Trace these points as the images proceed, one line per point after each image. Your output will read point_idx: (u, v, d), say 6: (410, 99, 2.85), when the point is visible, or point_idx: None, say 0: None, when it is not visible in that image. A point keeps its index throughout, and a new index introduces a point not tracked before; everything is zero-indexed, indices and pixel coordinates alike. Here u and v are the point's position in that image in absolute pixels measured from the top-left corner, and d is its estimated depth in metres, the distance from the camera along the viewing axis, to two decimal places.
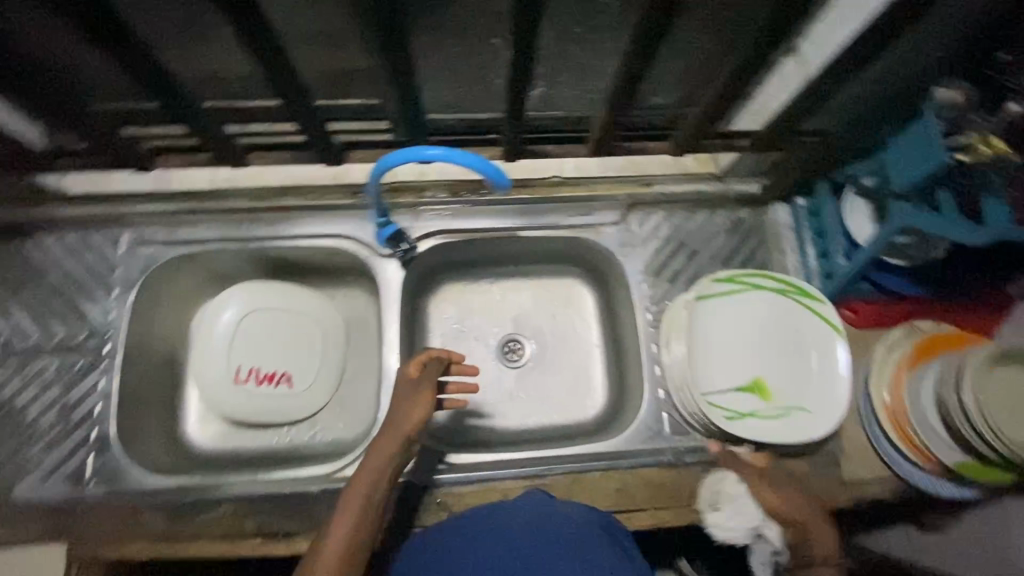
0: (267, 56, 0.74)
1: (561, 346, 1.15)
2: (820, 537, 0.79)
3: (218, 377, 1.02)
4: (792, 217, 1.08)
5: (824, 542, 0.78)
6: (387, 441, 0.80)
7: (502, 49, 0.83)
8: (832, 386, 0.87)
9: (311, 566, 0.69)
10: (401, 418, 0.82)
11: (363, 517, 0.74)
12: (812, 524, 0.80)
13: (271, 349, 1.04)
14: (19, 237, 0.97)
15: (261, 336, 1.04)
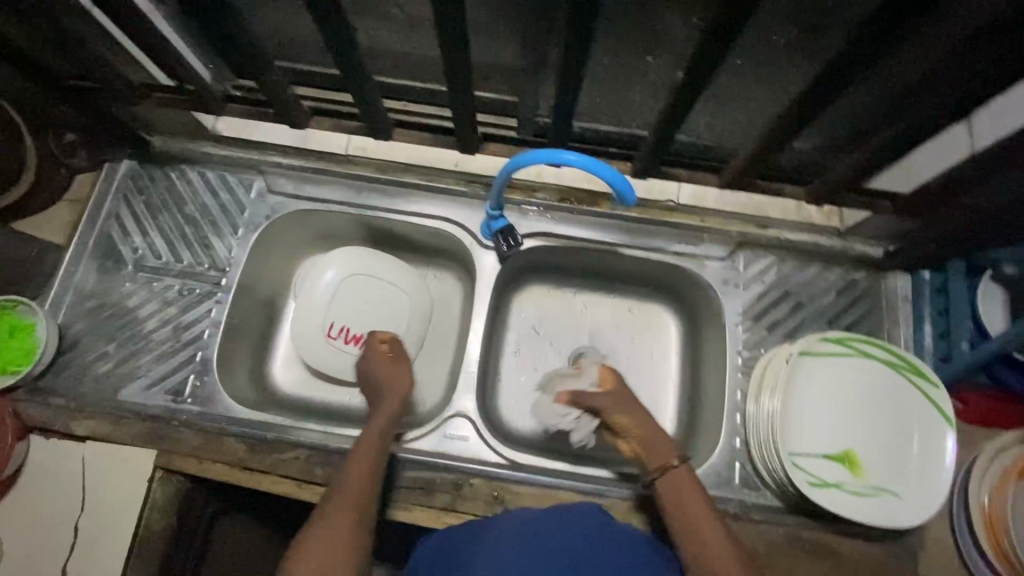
0: (448, 47, 0.76)
1: (636, 371, 1.11)
2: (657, 449, 0.84)
3: (313, 328, 1.07)
4: (912, 289, 1.00)
5: (656, 453, 0.83)
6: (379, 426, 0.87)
7: (653, 68, 0.84)
8: (931, 475, 0.82)
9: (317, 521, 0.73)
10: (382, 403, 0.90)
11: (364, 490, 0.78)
12: (647, 436, 0.85)
13: (362, 313, 1.09)
14: (169, 165, 1.06)
15: (358, 298, 1.09)
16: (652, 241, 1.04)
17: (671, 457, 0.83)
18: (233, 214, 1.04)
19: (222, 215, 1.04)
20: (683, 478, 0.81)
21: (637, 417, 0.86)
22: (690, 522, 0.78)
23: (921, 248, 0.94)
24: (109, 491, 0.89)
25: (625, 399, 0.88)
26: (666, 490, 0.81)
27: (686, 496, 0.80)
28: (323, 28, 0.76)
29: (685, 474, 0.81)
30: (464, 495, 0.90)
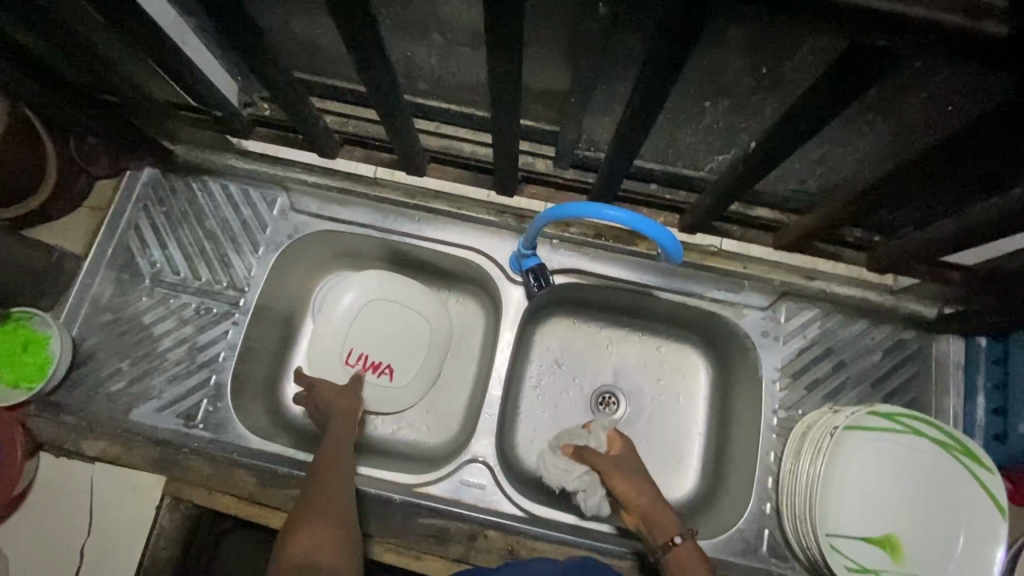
0: (493, 81, 0.71)
1: (661, 415, 1.06)
2: (658, 521, 0.77)
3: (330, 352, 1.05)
4: (965, 355, 0.95)
5: (658, 527, 0.77)
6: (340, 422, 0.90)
7: (710, 112, 0.77)
8: (980, 569, 0.76)
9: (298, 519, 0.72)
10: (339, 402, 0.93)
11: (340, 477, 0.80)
12: (650, 508, 0.78)
13: (382, 336, 1.06)
14: (192, 177, 1.02)
15: (377, 321, 1.06)
16: (689, 286, 0.98)
17: (674, 532, 0.75)
18: (254, 232, 1.01)
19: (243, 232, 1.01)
20: (688, 556, 0.73)
21: (642, 486, 0.80)
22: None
23: (981, 316, 0.87)
24: (118, 517, 0.87)
25: (626, 468, 0.82)
26: (670, 569, 0.74)
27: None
28: (359, 57, 0.71)
29: (690, 550, 0.74)
30: (478, 547, 0.87)
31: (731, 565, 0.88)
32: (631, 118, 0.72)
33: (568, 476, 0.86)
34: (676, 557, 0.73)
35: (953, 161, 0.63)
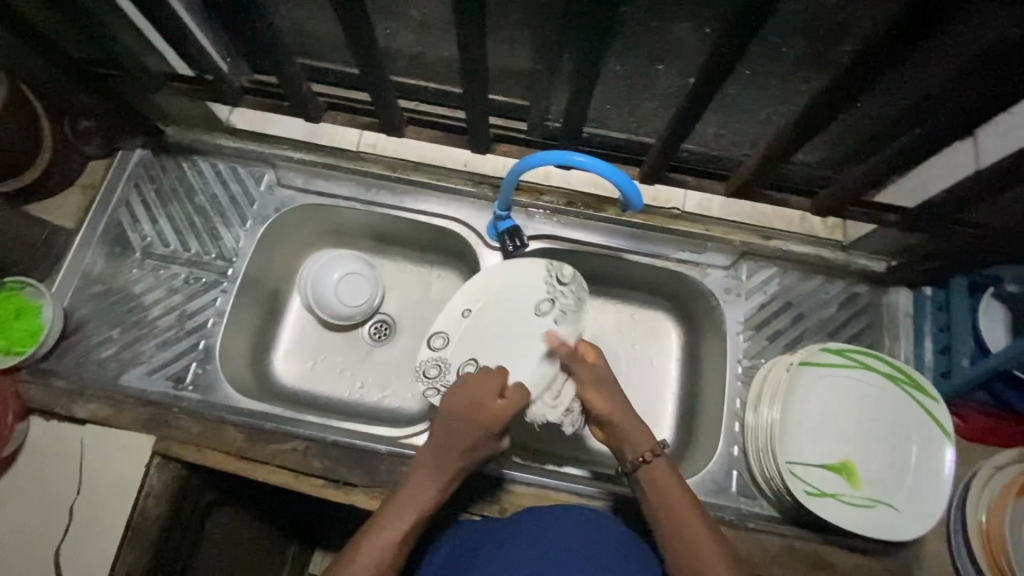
0: (468, 52, 0.78)
1: (634, 376, 1.10)
2: (634, 440, 0.80)
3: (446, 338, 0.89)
4: (914, 306, 1.00)
5: (637, 445, 0.80)
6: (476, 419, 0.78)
7: (664, 76, 0.85)
8: (928, 490, 0.83)
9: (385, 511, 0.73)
10: (483, 397, 0.79)
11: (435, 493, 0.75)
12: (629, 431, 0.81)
13: (498, 335, 0.92)
14: (182, 156, 1.07)
15: (500, 311, 0.93)
16: (657, 247, 1.03)
17: (647, 449, 0.79)
18: (549, 267, 0.93)
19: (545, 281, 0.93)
20: (663, 472, 0.78)
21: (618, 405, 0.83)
22: (675, 515, 0.73)
23: (922, 262, 0.94)
24: (106, 475, 0.89)
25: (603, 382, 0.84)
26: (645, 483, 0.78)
27: (668, 487, 0.76)
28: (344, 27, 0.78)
29: (663, 465, 0.78)
30: (460, 494, 0.90)
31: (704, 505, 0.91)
32: (590, 76, 0.79)
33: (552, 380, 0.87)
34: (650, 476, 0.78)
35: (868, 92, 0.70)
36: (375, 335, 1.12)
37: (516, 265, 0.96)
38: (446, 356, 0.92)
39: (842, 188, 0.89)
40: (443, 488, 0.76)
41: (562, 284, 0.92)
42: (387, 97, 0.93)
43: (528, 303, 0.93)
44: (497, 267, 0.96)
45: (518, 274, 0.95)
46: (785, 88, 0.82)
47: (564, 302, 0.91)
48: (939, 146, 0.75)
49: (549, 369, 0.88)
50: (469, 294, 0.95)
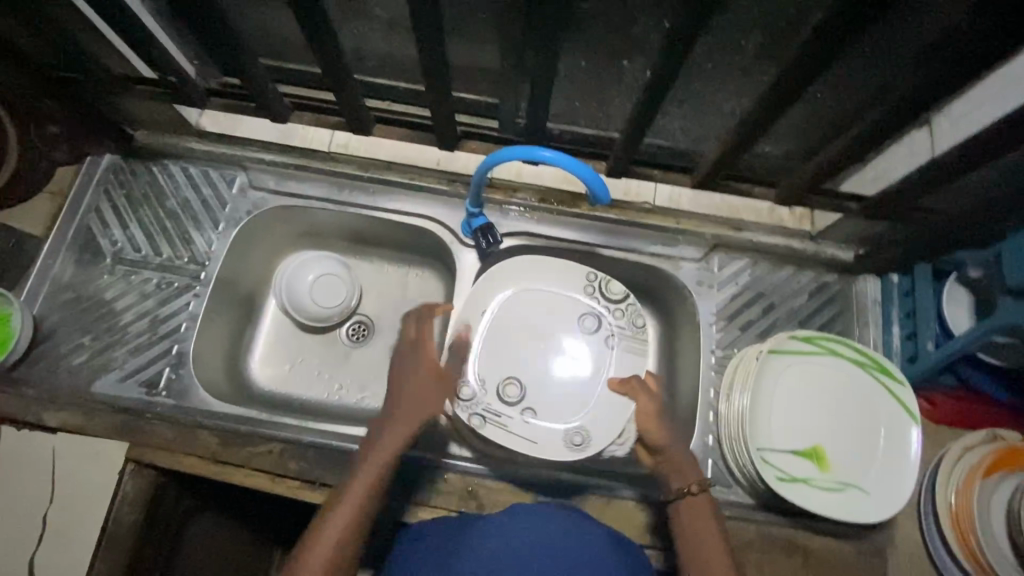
0: (431, 50, 0.78)
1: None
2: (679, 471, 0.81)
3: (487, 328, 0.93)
4: (882, 293, 1.02)
5: (682, 475, 0.81)
6: (413, 385, 0.81)
7: (628, 71, 0.86)
8: (896, 472, 0.85)
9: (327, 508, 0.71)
10: (423, 367, 0.84)
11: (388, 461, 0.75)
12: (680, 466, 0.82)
13: (536, 347, 0.93)
14: (152, 161, 1.06)
15: (535, 319, 0.94)
16: (630, 242, 1.04)
17: (694, 481, 0.79)
18: (590, 277, 0.96)
19: (586, 292, 0.95)
20: (699, 503, 0.78)
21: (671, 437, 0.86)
22: (703, 545, 0.74)
23: (887, 250, 0.96)
24: (78, 484, 0.88)
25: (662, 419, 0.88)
26: (680, 519, 0.78)
27: (699, 519, 0.77)
28: (306, 27, 0.78)
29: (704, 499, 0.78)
30: (438, 491, 0.91)
31: None
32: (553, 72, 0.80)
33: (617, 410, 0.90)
34: (689, 506, 0.78)
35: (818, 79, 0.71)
36: (353, 337, 1.11)
37: (538, 264, 0.96)
38: (482, 373, 0.91)
39: (801, 178, 0.91)
40: (388, 470, 0.75)
41: (608, 300, 0.95)
42: (355, 98, 0.93)
43: (568, 313, 0.95)
44: (519, 264, 0.96)
45: (548, 276, 0.96)
46: (746, 81, 0.84)
47: (612, 320, 0.94)
48: (892, 131, 0.77)
49: (598, 385, 0.92)
50: (492, 297, 0.94)
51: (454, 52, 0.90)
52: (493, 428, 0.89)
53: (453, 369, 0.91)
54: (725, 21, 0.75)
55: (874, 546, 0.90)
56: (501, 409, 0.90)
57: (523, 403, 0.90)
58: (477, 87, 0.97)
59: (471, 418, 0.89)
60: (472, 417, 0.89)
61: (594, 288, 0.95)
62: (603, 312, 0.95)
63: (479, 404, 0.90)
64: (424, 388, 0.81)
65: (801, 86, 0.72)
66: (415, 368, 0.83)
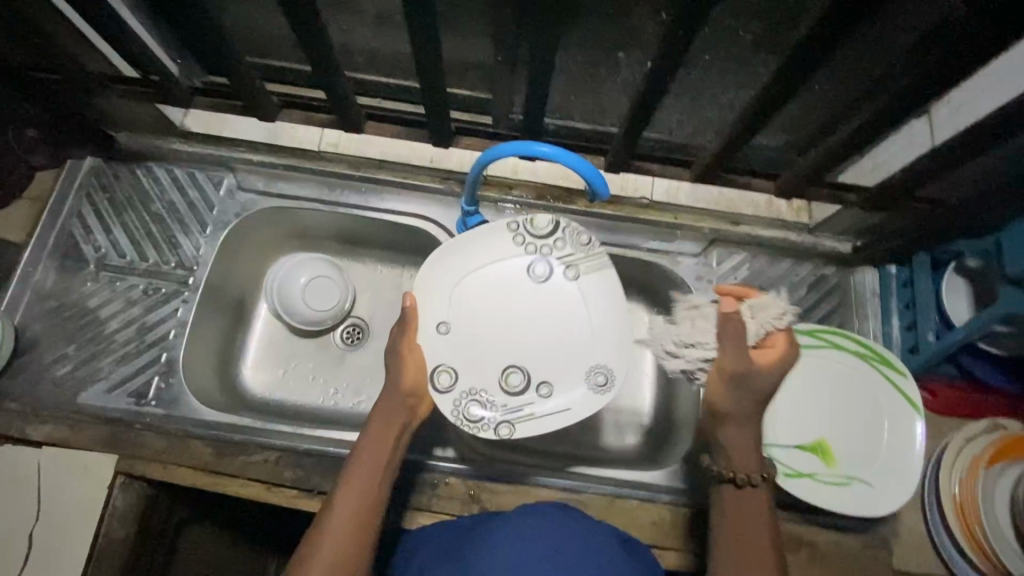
0: (424, 45, 0.76)
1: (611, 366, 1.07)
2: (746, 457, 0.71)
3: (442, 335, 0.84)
4: (880, 284, 1.02)
5: (743, 463, 0.70)
6: (386, 408, 0.77)
7: (624, 64, 0.85)
8: (901, 464, 0.84)
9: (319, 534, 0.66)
10: (394, 386, 0.78)
11: (370, 486, 0.70)
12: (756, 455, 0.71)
13: (502, 321, 0.86)
14: (135, 163, 1.03)
15: (488, 298, 0.87)
16: (628, 238, 1.01)
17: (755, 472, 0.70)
18: (514, 224, 0.87)
19: (519, 244, 0.87)
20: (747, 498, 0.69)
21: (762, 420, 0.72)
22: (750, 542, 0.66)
23: (886, 241, 0.95)
24: (66, 500, 0.85)
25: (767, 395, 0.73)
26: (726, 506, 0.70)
27: (747, 512, 0.68)
28: (294, 23, 0.75)
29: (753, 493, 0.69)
30: (440, 495, 0.89)
31: (684, 492, 0.91)
32: (549, 65, 0.78)
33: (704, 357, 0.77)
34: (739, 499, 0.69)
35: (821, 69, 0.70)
36: (347, 340, 1.09)
37: (470, 248, 0.87)
38: (474, 383, 0.84)
39: (800, 171, 0.90)
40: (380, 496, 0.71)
41: (543, 236, 0.87)
42: (345, 96, 0.91)
43: (515, 272, 0.87)
44: (447, 260, 0.87)
45: (485, 249, 0.87)
46: (745, 73, 0.83)
47: (559, 256, 0.87)
48: (893, 121, 0.76)
49: (575, 325, 0.87)
50: (437, 307, 0.86)
51: (446, 47, 0.88)
52: (522, 425, 0.83)
53: (442, 400, 0.83)
54: (723, 11, 0.74)
55: (877, 538, 0.90)
56: (513, 402, 0.84)
57: (531, 383, 0.85)
58: (470, 83, 0.95)
59: (498, 429, 0.83)
60: (498, 427, 0.83)
61: (525, 233, 0.87)
62: (544, 253, 0.87)
63: (495, 412, 0.83)
64: (398, 409, 0.77)
65: (803, 77, 0.71)
66: (386, 389, 0.79)
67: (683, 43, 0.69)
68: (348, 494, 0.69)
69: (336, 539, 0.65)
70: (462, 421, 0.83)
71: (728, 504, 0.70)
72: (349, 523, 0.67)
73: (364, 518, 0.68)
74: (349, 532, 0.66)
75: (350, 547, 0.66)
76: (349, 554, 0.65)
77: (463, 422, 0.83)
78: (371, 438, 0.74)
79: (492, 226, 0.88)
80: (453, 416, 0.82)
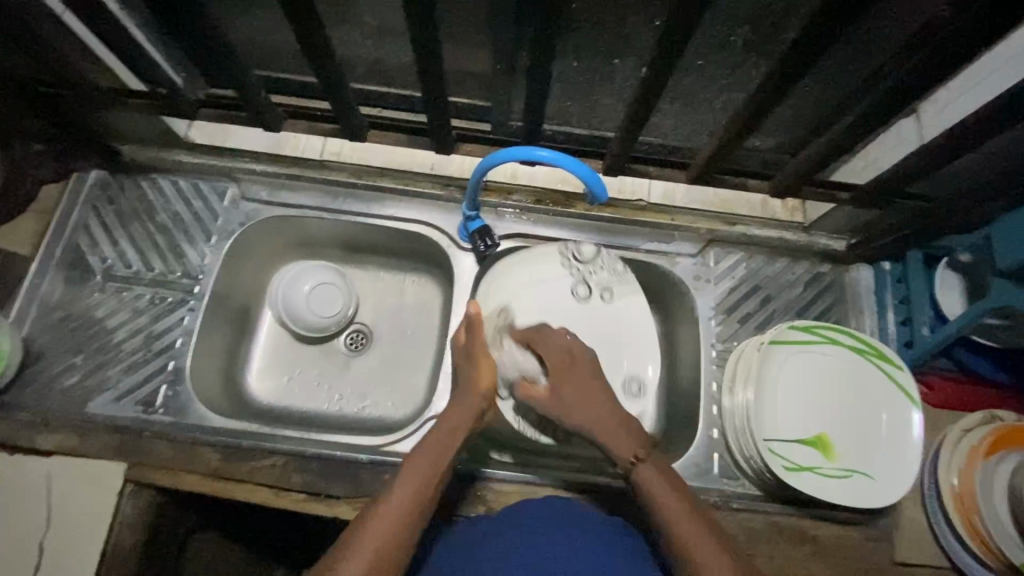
0: (425, 55, 0.78)
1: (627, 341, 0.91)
2: (619, 438, 0.75)
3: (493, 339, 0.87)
4: (875, 280, 1.03)
5: (621, 446, 0.74)
6: (457, 408, 0.80)
7: (619, 70, 0.87)
8: (900, 456, 0.87)
9: (359, 532, 0.66)
10: (466, 394, 0.81)
11: (428, 481, 0.71)
12: (600, 426, 0.76)
13: (554, 337, 0.89)
14: (140, 175, 1.04)
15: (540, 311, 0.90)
16: (627, 240, 1.03)
17: (640, 449, 0.74)
18: (564, 247, 0.92)
19: (564, 264, 0.92)
20: (651, 475, 0.73)
21: (583, 392, 0.77)
22: (669, 526, 0.69)
23: (879, 238, 0.97)
24: (75, 509, 0.85)
25: (573, 369, 0.79)
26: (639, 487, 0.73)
27: (660, 493, 0.71)
28: (299, 37, 0.78)
29: (652, 469, 0.73)
30: (447, 498, 0.89)
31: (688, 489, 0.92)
32: (545, 74, 0.80)
33: (524, 364, 0.83)
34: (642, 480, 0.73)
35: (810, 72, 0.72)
36: (352, 346, 1.10)
37: (515, 269, 0.92)
38: None
39: (794, 170, 0.92)
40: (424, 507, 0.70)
41: (587, 260, 0.92)
42: (348, 106, 0.93)
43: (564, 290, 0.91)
44: (501, 276, 0.92)
45: (528, 271, 0.92)
46: (738, 76, 0.86)
47: (598, 277, 0.92)
48: (884, 120, 0.78)
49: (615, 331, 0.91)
50: (492, 313, 0.90)
51: (445, 57, 0.90)
52: (578, 432, 0.88)
53: (506, 408, 0.86)
54: (715, 18, 0.77)
55: (879, 531, 0.91)
56: None
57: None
58: (468, 91, 0.97)
59: (555, 436, 0.87)
60: (555, 434, 0.88)
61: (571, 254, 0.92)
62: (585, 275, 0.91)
63: (550, 425, 0.88)
64: (471, 412, 0.79)
65: (793, 80, 0.73)
66: (459, 392, 0.82)
67: (676, 47, 0.71)
68: (405, 485, 0.70)
69: (385, 526, 0.66)
70: (522, 429, 0.87)
71: (639, 486, 0.73)
72: (389, 527, 0.66)
73: (416, 510, 0.68)
74: (393, 535, 0.66)
75: (398, 538, 0.66)
76: (384, 560, 0.64)
77: (524, 429, 0.87)
78: (440, 434, 0.76)
79: (537, 248, 0.93)
80: (515, 424, 0.87)
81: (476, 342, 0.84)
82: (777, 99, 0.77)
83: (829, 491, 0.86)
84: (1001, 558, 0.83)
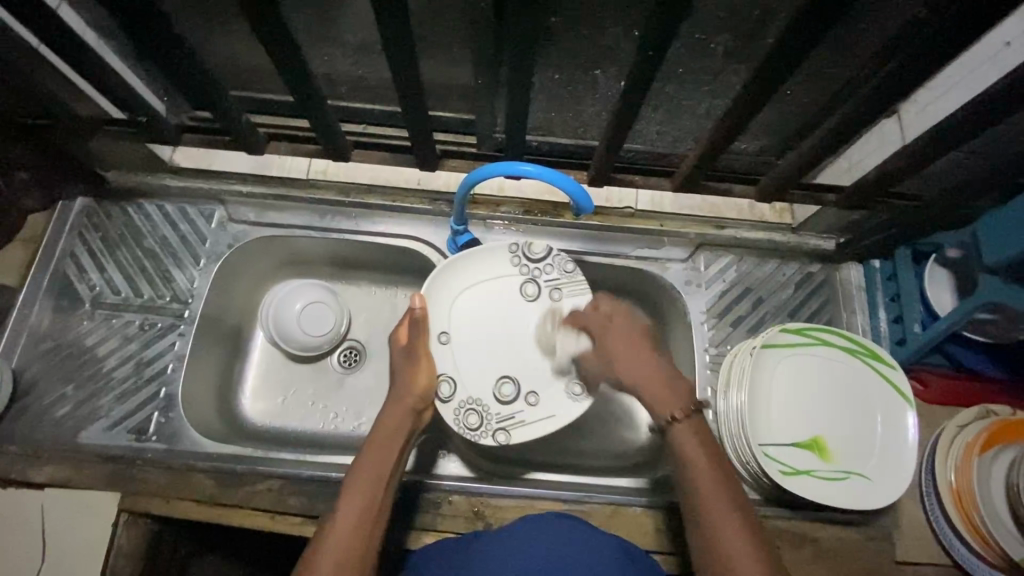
0: (403, 73, 0.78)
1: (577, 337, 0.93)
2: (664, 394, 0.76)
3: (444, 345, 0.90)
4: (865, 278, 1.03)
5: (665, 401, 0.75)
6: (393, 411, 0.80)
7: (601, 81, 0.88)
8: (895, 455, 0.87)
9: (322, 536, 0.67)
10: (406, 388, 0.82)
11: (376, 492, 0.71)
12: (650, 385, 0.77)
13: (500, 330, 0.93)
14: (126, 200, 1.04)
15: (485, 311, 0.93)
16: (615, 247, 1.03)
17: (677, 408, 0.73)
18: (514, 249, 0.93)
19: (513, 262, 0.94)
20: (686, 433, 0.72)
21: (630, 352, 0.81)
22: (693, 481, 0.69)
23: (867, 238, 0.97)
24: (68, 541, 0.84)
25: (608, 334, 0.84)
26: (679, 442, 0.72)
27: (690, 450, 0.71)
28: (276, 59, 0.77)
29: (689, 428, 0.72)
30: (444, 514, 0.89)
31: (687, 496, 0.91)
32: (524, 87, 0.80)
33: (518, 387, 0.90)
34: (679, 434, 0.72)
35: (789, 76, 0.72)
36: (345, 363, 1.10)
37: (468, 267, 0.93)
38: (471, 393, 0.89)
39: (779, 174, 0.93)
40: (380, 510, 0.70)
41: (535, 260, 0.93)
42: (331, 124, 0.93)
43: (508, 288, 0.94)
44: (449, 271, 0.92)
45: (478, 267, 0.93)
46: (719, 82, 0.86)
47: (547, 278, 0.93)
48: (866, 123, 0.78)
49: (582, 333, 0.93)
50: (439, 317, 0.91)
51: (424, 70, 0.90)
52: (515, 431, 0.89)
53: (444, 409, 0.88)
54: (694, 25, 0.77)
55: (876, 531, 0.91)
56: (507, 410, 0.90)
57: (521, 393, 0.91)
58: (451, 104, 0.96)
59: (495, 436, 0.88)
60: (495, 435, 0.88)
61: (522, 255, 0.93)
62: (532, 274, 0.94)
63: (491, 420, 0.89)
64: (407, 413, 0.80)
65: (772, 85, 0.73)
66: (393, 396, 0.82)
67: (653, 56, 0.71)
68: (353, 497, 0.70)
69: (341, 539, 0.66)
70: (461, 429, 0.87)
71: (674, 442, 0.72)
72: (353, 528, 0.67)
73: (365, 526, 0.68)
74: (355, 531, 0.67)
75: (353, 547, 0.66)
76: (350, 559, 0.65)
77: (463, 430, 0.87)
78: (380, 441, 0.76)
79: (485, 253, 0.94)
80: (454, 424, 0.87)
81: (419, 337, 0.86)
82: (757, 104, 0.77)
83: (823, 493, 0.86)
84: (1000, 553, 0.83)
